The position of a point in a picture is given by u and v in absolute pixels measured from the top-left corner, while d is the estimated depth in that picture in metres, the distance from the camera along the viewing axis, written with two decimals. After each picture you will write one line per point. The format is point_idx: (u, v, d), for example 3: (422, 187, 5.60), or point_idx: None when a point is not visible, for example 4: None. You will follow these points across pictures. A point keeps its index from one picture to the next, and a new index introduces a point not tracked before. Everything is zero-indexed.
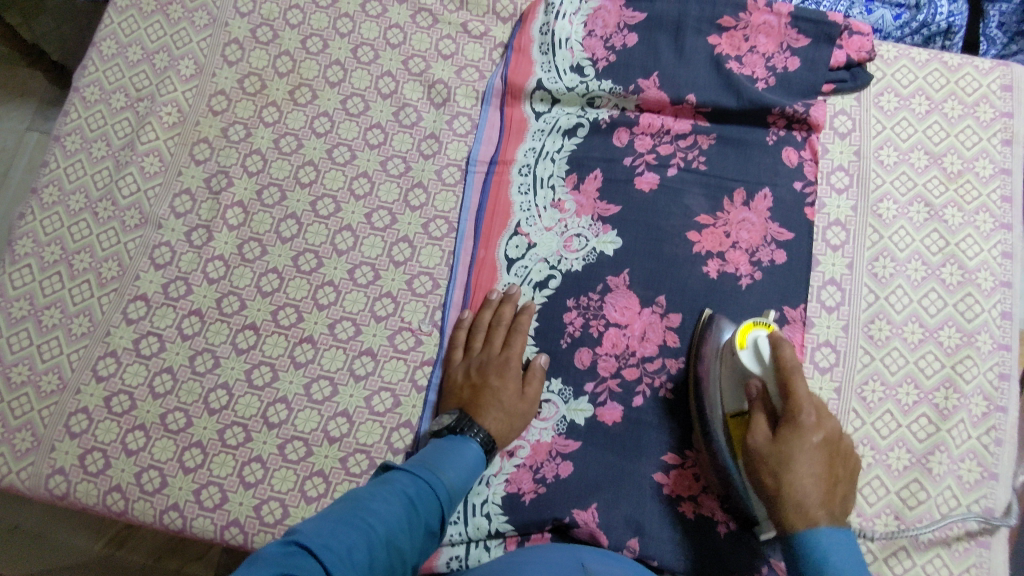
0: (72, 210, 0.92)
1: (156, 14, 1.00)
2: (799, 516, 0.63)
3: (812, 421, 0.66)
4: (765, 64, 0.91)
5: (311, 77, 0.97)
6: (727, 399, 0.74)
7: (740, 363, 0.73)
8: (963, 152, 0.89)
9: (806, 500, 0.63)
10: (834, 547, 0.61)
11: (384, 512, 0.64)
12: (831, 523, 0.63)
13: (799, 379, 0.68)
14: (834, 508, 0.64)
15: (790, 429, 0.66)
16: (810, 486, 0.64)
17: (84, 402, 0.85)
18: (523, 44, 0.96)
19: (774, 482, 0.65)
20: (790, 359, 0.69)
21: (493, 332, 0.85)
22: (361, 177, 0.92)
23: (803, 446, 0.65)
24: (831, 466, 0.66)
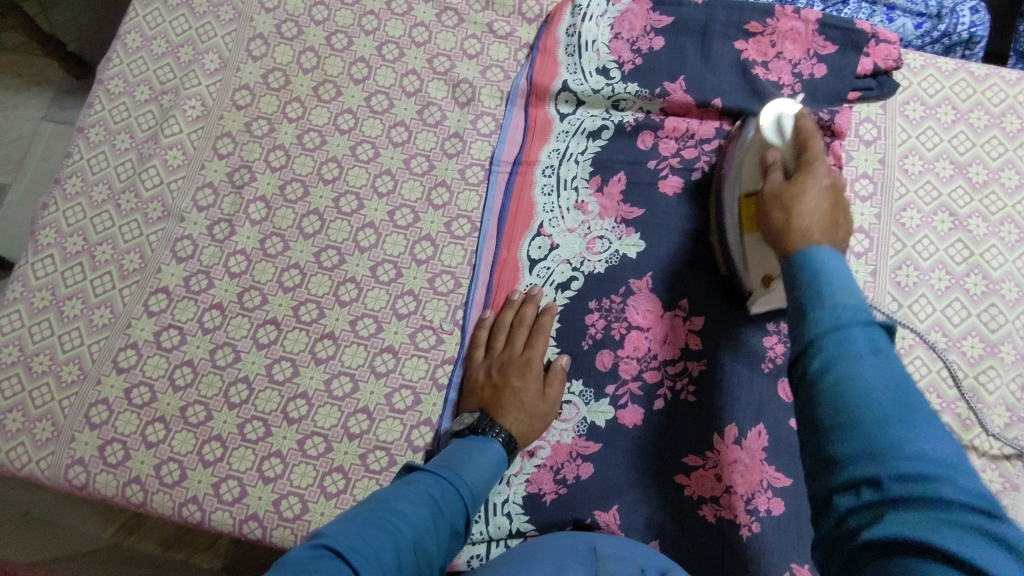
0: (95, 201, 0.92)
1: (181, 8, 1.00)
2: (797, 234, 0.59)
3: (825, 169, 0.64)
4: (792, 70, 0.91)
5: (335, 73, 0.97)
6: (750, 163, 0.76)
7: (762, 134, 0.73)
8: (989, 162, 0.89)
9: (800, 211, 0.61)
10: (835, 270, 0.53)
11: (409, 513, 0.64)
12: (832, 248, 0.56)
13: (818, 145, 0.66)
14: (831, 231, 0.59)
15: (798, 177, 0.64)
16: (812, 210, 0.60)
17: (104, 394, 0.85)
18: (549, 45, 0.96)
19: (778, 216, 0.62)
20: (808, 129, 0.68)
21: (514, 332, 0.85)
22: (384, 175, 0.92)
23: (811, 184, 0.63)
24: (833, 211, 0.61)
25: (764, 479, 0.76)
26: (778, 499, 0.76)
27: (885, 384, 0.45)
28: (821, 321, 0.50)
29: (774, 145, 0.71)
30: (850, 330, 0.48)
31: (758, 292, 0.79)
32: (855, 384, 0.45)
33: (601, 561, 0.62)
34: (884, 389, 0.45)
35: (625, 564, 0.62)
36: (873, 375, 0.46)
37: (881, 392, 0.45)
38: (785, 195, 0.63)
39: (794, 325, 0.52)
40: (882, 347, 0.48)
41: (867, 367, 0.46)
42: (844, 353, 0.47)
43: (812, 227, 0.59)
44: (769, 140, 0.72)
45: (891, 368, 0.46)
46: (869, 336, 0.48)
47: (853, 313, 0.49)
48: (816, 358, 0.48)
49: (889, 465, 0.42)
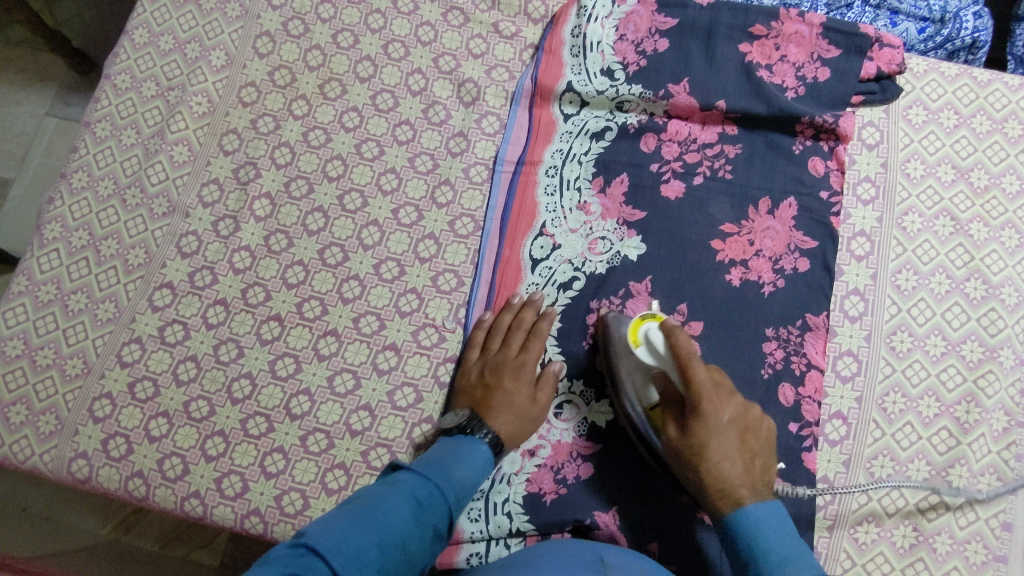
0: (100, 196, 0.93)
1: (188, 4, 1.00)
2: (725, 498, 0.69)
3: (716, 404, 0.71)
4: (796, 73, 0.91)
5: (341, 71, 0.97)
6: (639, 380, 0.77)
7: (641, 359, 0.75)
8: (990, 168, 0.89)
9: (729, 478, 0.69)
10: (762, 521, 0.66)
11: (395, 512, 0.64)
12: (757, 501, 0.68)
13: (695, 363, 0.71)
14: (756, 484, 0.69)
15: (703, 428, 0.70)
16: (733, 459, 0.70)
17: (108, 387, 0.85)
18: (554, 46, 0.96)
19: (715, 491, 0.69)
20: (683, 349, 0.72)
21: (510, 334, 0.84)
22: (388, 173, 0.93)
23: (716, 432, 0.70)
24: (744, 440, 0.71)
25: None
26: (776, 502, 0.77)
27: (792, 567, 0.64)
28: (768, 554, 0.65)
29: (661, 368, 0.74)
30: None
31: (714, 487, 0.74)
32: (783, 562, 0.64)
33: (608, 569, 0.64)
34: None
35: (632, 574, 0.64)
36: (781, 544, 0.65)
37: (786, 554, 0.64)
38: (709, 475, 0.69)
39: (740, 557, 0.66)
40: (811, 569, 0.64)
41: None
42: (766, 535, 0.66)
43: (744, 487, 0.69)
44: (650, 364, 0.74)
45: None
46: (807, 575, 0.63)
47: (793, 555, 0.64)
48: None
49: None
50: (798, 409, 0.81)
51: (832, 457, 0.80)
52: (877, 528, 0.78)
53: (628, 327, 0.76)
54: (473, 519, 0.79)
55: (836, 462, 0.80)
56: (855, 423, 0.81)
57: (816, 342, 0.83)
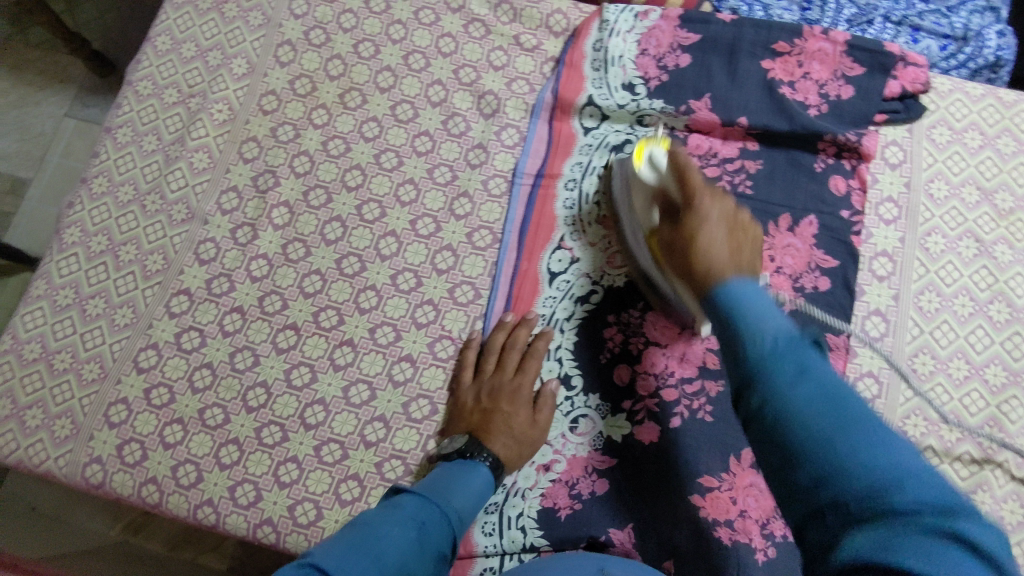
0: (120, 201, 0.93)
1: (211, 12, 1.01)
2: (710, 278, 0.60)
3: (709, 200, 0.68)
4: (819, 90, 0.91)
5: (361, 81, 0.97)
6: (639, 202, 0.80)
7: (643, 178, 0.78)
8: (1015, 189, 0.89)
9: (715, 245, 0.63)
10: (750, 296, 0.56)
11: (394, 538, 0.63)
12: (744, 280, 0.58)
13: (693, 170, 0.70)
14: (742, 264, 0.61)
15: (688, 214, 0.68)
16: (716, 250, 0.63)
17: (124, 393, 0.86)
18: (575, 59, 0.96)
19: (698, 241, 0.65)
20: (682, 158, 0.71)
21: (505, 355, 0.84)
22: (407, 184, 0.93)
23: (716, 207, 0.67)
24: (734, 234, 0.66)
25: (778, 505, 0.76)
26: None
27: (806, 395, 0.47)
28: (756, 348, 0.51)
29: (656, 180, 0.76)
30: (782, 354, 0.50)
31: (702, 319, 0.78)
32: (797, 406, 0.47)
33: None
34: (818, 399, 0.47)
35: None
36: (805, 390, 0.48)
37: (815, 403, 0.47)
38: (688, 241, 0.66)
39: (727, 341, 0.54)
40: (805, 347, 0.51)
41: (797, 386, 0.48)
42: (781, 379, 0.49)
43: (726, 268, 0.60)
44: (648, 181, 0.77)
45: (823, 378, 0.48)
46: (792, 347, 0.51)
47: (778, 333, 0.51)
48: (756, 389, 0.49)
49: (846, 484, 0.42)
50: None
51: None
52: None
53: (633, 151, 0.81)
54: (486, 534, 0.78)
55: None
56: None
57: (836, 362, 0.83)
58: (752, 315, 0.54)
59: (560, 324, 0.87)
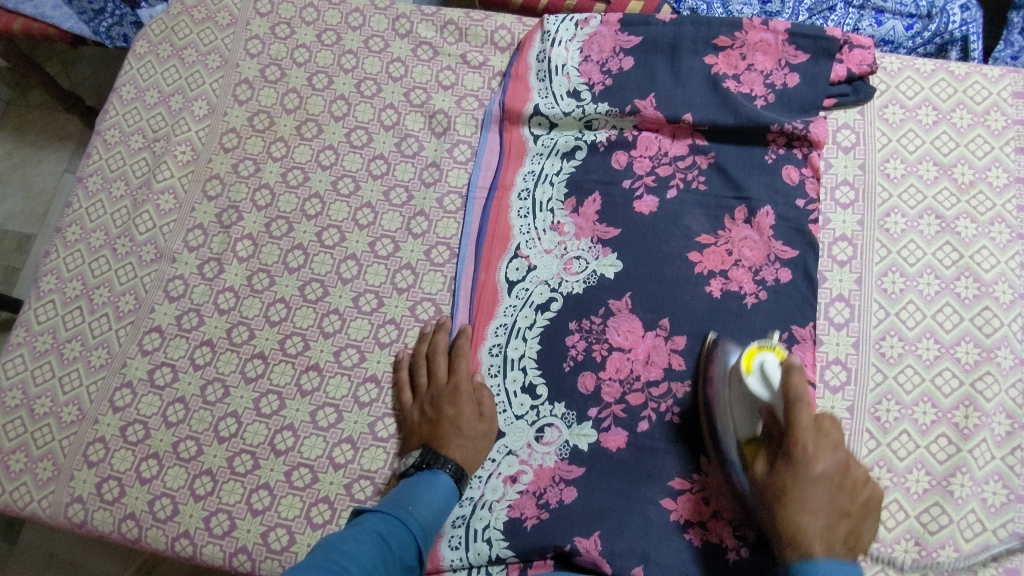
0: (93, 247, 0.97)
1: (172, 59, 1.05)
2: (795, 547, 0.61)
3: (827, 452, 0.63)
4: (764, 81, 0.90)
5: (317, 112, 1.00)
6: (734, 392, 0.72)
7: (750, 389, 0.69)
8: (974, 162, 0.86)
9: (807, 530, 0.61)
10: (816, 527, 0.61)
11: (356, 553, 0.63)
12: (831, 557, 0.60)
13: (805, 407, 0.63)
14: (836, 542, 0.61)
15: (795, 468, 0.62)
16: (814, 533, 0.61)
17: (101, 432, 0.88)
18: (521, 71, 0.97)
19: (789, 488, 0.62)
20: (796, 380, 0.63)
21: (432, 362, 0.85)
22: (364, 208, 0.95)
23: (810, 478, 0.62)
24: (838, 499, 0.62)
25: None
26: None
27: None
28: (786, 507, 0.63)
29: (764, 401, 0.68)
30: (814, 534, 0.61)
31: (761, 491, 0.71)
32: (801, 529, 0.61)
33: None
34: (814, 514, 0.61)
35: None
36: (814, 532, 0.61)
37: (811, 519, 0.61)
38: (783, 488, 0.63)
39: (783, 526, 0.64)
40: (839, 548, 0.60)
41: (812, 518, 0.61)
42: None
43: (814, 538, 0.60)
44: (756, 397, 0.68)
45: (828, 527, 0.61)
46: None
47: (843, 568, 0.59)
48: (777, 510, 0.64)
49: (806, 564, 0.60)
50: None
51: None
52: (877, 544, 0.74)
53: (743, 353, 0.72)
54: (453, 547, 0.78)
55: None
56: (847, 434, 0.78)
57: (805, 356, 0.80)
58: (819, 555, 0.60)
59: (522, 332, 0.86)
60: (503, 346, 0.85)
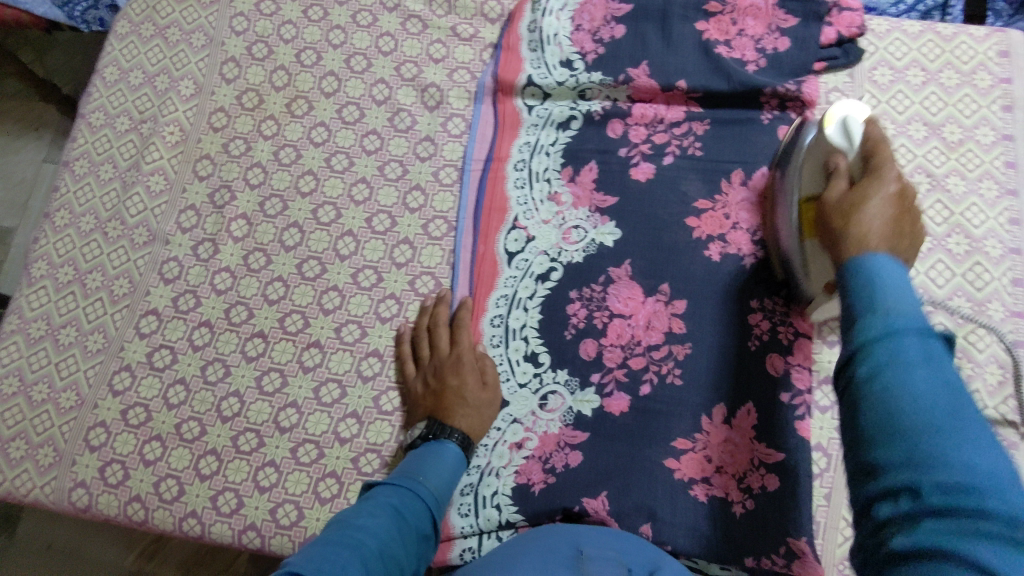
0: (83, 231, 0.95)
1: (155, 39, 1.03)
2: (857, 242, 0.52)
3: (894, 171, 0.57)
4: (755, 46, 0.91)
5: (307, 89, 0.99)
6: (808, 174, 0.73)
7: (827, 140, 0.68)
8: (962, 121, 0.88)
9: (870, 230, 0.52)
10: (885, 276, 0.48)
11: (371, 525, 0.63)
12: (892, 257, 0.50)
13: (884, 151, 0.60)
14: (896, 242, 0.52)
15: (865, 187, 0.56)
16: (880, 218, 0.53)
17: (101, 416, 0.87)
18: (513, 42, 0.97)
19: (855, 194, 0.56)
20: (877, 135, 0.62)
21: (434, 335, 0.85)
22: (359, 184, 0.94)
23: (879, 194, 0.55)
24: (901, 214, 0.55)
25: (754, 458, 0.76)
26: (772, 475, 0.75)
27: (932, 399, 0.41)
28: (869, 328, 0.45)
29: (840, 150, 0.66)
30: (900, 350, 0.43)
31: (819, 301, 0.76)
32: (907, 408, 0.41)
33: (583, 562, 0.59)
34: (930, 402, 0.41)
35: (609, 564, 0.59)
36: (927, 395, 0.41)
37: (927, 406, 0.41)
38: (847, 203, 0.56)
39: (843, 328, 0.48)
40: (936, 353, 0.43)
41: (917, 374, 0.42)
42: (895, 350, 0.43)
43: (875, 234, 0.52)
44: (833, 146, 0.67)
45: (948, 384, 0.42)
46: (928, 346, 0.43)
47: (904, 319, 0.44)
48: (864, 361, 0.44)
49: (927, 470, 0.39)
50: (787, 378, 0.78)
51: (826, 423, 0.78)
52: None
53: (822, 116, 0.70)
54: (462, 515, 0.78)
55: (829, 429, 0.78)
56: None
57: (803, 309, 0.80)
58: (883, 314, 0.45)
59: (523, 303, 0.86)
60: (505, 317, 0.86)
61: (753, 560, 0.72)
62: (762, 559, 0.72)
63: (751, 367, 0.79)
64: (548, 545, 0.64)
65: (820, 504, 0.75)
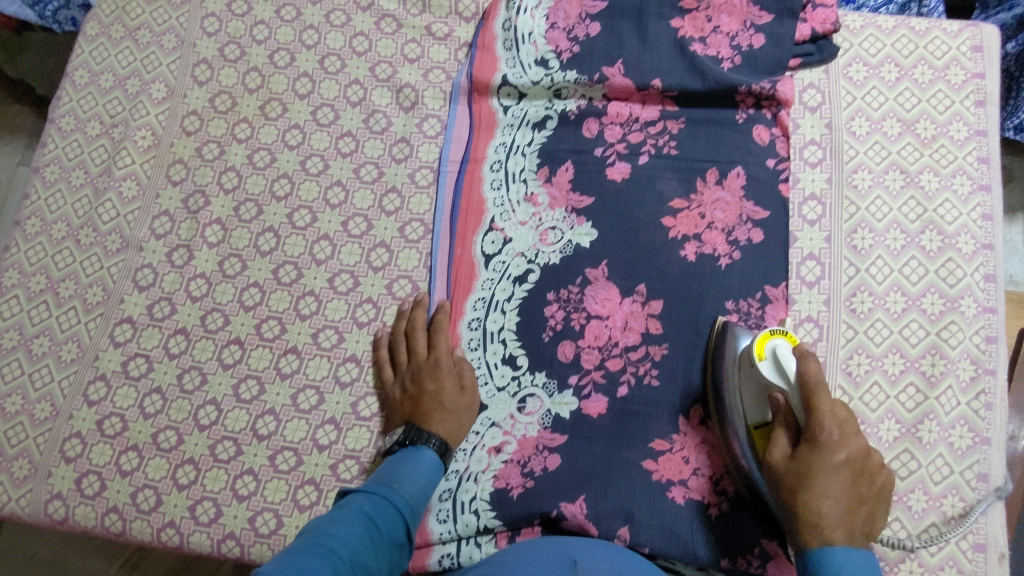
0: (55, 239, 0.94)
1: (125, 40, 1.01)
2: (815, 532, 0.63)
3: (838, 434, 0.65)
4: (730, 43, 0.90)
5: (280, 90, 0.98)
6: (749, 402, 0.72)
7: (764, 376, 0.70)
8: (936, 117, 0.88)
9: (828, 517, 0.63)
10: (839, 534, 0.62)
11: (343, 535, 0.63)
12: (848, 543, 0.62)
13: (825, 396, 0.66)
14: (854, 527, 0.63)
15: (817, 455, 0.64)
16: (838, 528, 0.62)
17: (77, 427, 0.86)
18: (487, 41, 0.96)
19: (807, 488, 0.64)
20: (813, 375, 0.66)
21: (412, 340, 0.84)
22: (335, 186, 0.93)
23: (829, 467, 0.64)
24: (856, 486, 0.64)
25: (730, 459, 0.77)
26: None
27: None
28: None
29: (780, 389, 0.69)
30: None
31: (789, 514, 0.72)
32: None
33: None
34: None
35: None
36: None
37: None
38: (801, 492, 0.64)
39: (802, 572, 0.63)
40: None
41: None
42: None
43: (835, 526, 0.62)
44: (772, 384, 0.70)
45: None
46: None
47: None
48: None
49: None
50: None
51: None
52: None
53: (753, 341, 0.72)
54: (440, 521, 0.78)
55: None
56: None
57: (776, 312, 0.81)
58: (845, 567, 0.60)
59: (500, 305, 0.86)
60: (482, 320, 0.85)
61: (729, 561, 0.73)
62: (738, 560, 0.73)
63: None
64: (530, 556, 0.64)
65: None
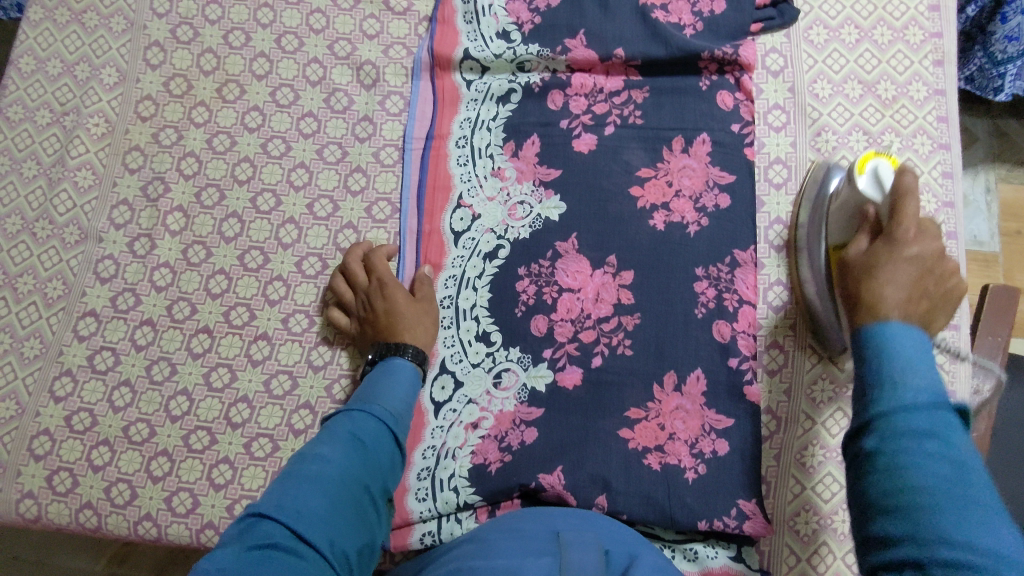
0: (10, 233, 0.91)
1: (71, 24, 0.98)
2: (867, 312, 0.55)
3: (912, 237, 0.59)
4: (691, 9, 0.90)
5: (237, 72, 0.95)
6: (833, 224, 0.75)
7: (852, 192, 0.70)
8: (896, 77, 0.89)
9: (886, 298, 0.55)
10: (893, 336, 0.52)
11: (332, 455, 0.62)
12: (904, 322, 0.53)
13: (913, 196, 0.60)
14: (917, 313, 0.55)
15: (888, 246, 0.59)
16: (898, 285, 0.56)
17: (44, 424, 0.84)
18: (447, 15, 0.94)
19: (873, 267, 0.58)
20: (908, 180, 0.61)
21: (352, 275, 0.84)
22: (298, 168, 0.91)
23: (897, 259, 0.58)
24: (924, 281, 0.57)
25: (705, 424, 0.78)
26: (722, 440, 0.77)
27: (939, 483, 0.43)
28: (881, 409, 0.48)
29: (869, 201, 0.67)
30: (917, 418, 0.46)
31: None
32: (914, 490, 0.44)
33: (565, 549, 0.56)
34: (942, 487, 0.43)
35: (588, 550, 0.57)
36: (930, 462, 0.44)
37: (937, 487, 0.43)
38: (864, 269, 0.59)
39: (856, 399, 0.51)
40: (945, 417, 0.46)
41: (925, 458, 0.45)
42: (901, 445, 0.46)
43: (897, 305, 0.54)
44: (862, 198, 0.68)
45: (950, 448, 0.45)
46: (937, 419, 0.46)
47: (924, 395, 0.47)
48: (872, 434, 0.48)
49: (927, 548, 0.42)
50: (734, 345, 0.80)
51: (773, 386, 0.80)
52: (824, 450, 0.77)
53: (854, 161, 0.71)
54: (420, 499, 0.78)
55: (777, 391, 0.80)
56: (792, 351, 0.81)
57: (746, 278, 0.82)
58: (897, 373, 0.49)
59: (472, 283, 0.85)
60: (454, 298, 0.85)
61: (706, 524, 0.74)
62: (715, 523, 0.74)
63: (698, 333, 0.80)
64: (524, 532, 0.63)
65: (771, 464, 0.78)
